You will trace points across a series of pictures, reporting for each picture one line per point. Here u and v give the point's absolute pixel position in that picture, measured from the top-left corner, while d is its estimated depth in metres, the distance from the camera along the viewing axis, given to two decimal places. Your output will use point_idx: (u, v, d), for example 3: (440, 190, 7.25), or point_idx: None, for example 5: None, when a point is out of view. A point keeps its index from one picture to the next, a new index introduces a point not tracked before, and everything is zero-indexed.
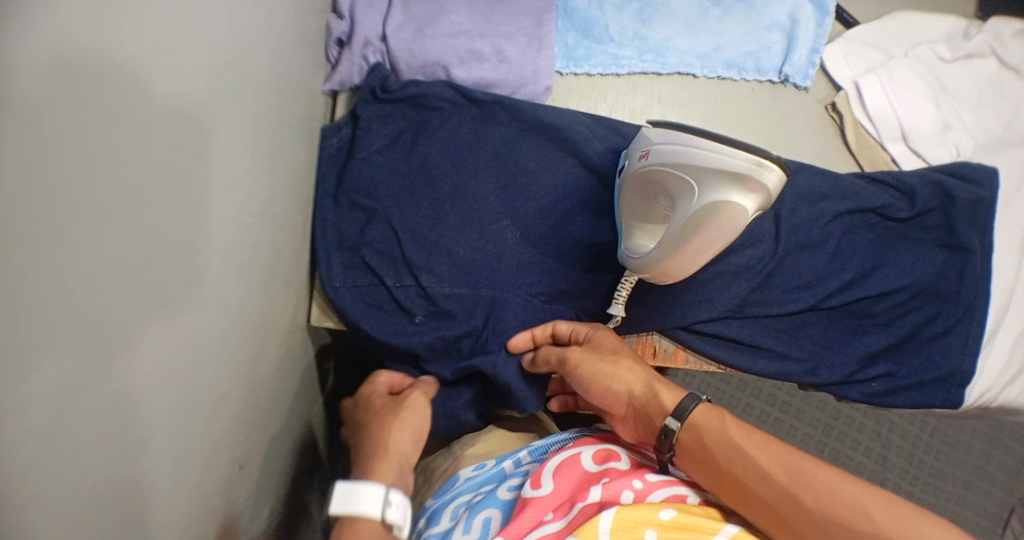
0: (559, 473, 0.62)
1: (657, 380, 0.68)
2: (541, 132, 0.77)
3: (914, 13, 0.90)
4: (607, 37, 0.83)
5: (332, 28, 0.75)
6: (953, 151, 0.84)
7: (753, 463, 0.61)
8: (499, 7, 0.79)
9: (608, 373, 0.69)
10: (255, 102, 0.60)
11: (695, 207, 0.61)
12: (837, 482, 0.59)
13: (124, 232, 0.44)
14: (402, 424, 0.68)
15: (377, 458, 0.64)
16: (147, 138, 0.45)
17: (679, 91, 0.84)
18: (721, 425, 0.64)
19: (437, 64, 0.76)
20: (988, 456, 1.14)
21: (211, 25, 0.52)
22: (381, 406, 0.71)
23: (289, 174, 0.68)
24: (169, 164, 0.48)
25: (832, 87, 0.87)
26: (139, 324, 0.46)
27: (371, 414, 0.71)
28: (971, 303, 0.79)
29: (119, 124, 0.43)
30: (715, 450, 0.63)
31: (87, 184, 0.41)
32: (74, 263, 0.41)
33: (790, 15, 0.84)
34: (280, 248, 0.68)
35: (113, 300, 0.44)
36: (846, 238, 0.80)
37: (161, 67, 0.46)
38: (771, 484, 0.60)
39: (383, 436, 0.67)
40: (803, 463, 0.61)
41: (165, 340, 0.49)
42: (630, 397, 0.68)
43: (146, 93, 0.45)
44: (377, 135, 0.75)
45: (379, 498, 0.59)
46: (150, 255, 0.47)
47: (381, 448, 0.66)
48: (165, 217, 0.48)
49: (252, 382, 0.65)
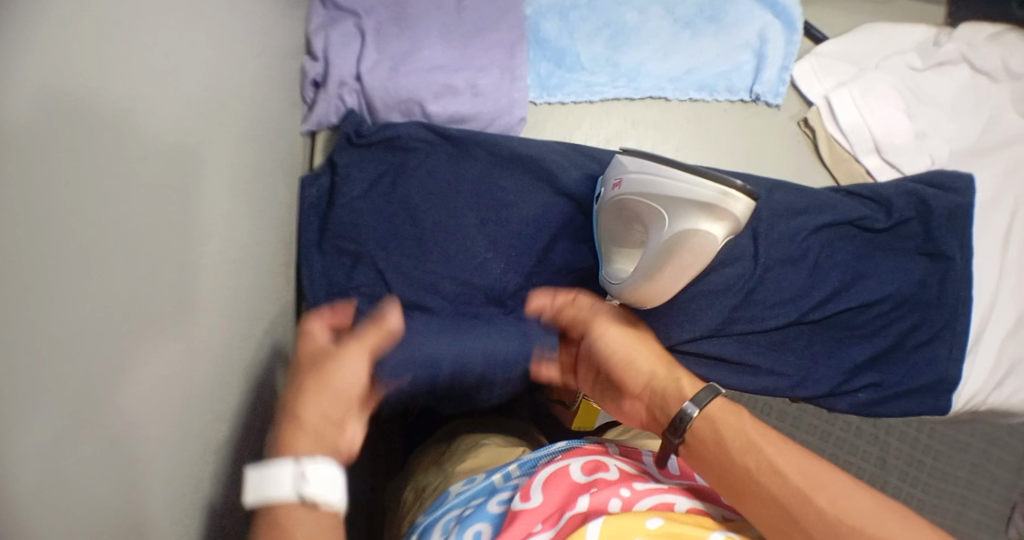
0: (548, 485, 0.59)
1: (680, 369, 0.70)
2: (518, 164, 0.78)
3: (885, 25, 0.91)
4: (580, 65, 0.84)
5: (307, 70, 0.76)
6: (929, 160, 0.85)
7: (768, 459, 0.59)
8: (472, 40, 0.79)
9: (635, 348, 0.71)
10: (235, 146, 0.61)
11: (666, 235, 0.62)
12: (853, 489, 0.57)
13: (110, 294, 0.44)
14: (320, 387, 0.56)
15: (289, 427, 0.54)
16: (126, 201, 0.46)
17: (653, 115, 0.86)
18: (736, 418, 0.63)
19: (412, 100, 0.77)
20: (988, 454, 1.14)
21: (182, 83, 0.52)
22: (311, 359, 0.60)
23: (269, 217, 0.69)
24: (150, 222, 0.49)
25: (805, 104, 0.90)
26: (134, 375, 0.47)
27: (299, 367, 0.60)
28: (954, 309, 0.80)
29: (100, 194, 0.43)
30: (730, 444, 0.61)
31: (78, 242, 0.42)
32: (73, 323, 0.41)
33: (759, 33, 0.85)
34: (264, 293, 0.69)
35: (104, 360, 0.44)
36: (826, 251, 0.80)
37: (136, 129, 0.46)
38: (783, 482, 0.57)
39: (299, 401, 0.56)
40: (819, 468, 0.59)
41: (158, 388, 0.50)
42: (650, 378, 0.69)
43: (124, 157, 0.46)
44: (357, 180, 0.76)
45: (291, 480, 0.50)
46: (136, 314, 0.47)
47: (293, 418, 0.54)
48: (148, 276, 0.48)
49: (245, 428, 0.65)
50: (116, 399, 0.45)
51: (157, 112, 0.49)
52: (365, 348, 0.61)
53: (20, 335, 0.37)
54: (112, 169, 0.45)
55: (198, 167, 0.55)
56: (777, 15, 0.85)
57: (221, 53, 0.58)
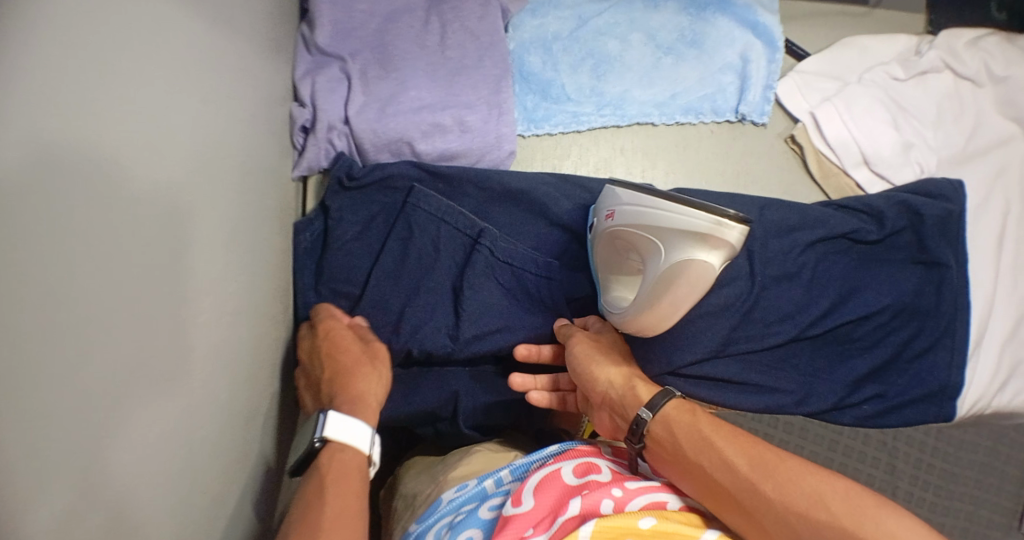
0: (541, 490, 0.59)
1: (638, 377, 0.70)
2: (510, 198, 0.78)
3: (865, 38, 0.92)
4: (565, 96, 0.84)
5: (295, 116, 0.76)
6: (917, 169, 0.87)
7: (720, 453, 0.60)
8: (458, 77, 0.79)
9: (596, 363, 0.71)
10: (228, 198, 0.62)
11: (660, 267, 0.63)
12: (798, 472, 0.58)
13: (107, 363, 0.45)
14: (380, 379, 0.69)
15: (356, 404, 0.65)
16: (122, 266, 0.46)
17: (641, 141, 0.88)
18: (691, 418, 0.65)
19: (402, 140, 0.78)
20: (996, 453, 1.14)
21: (171, 143, 0.52)
22: (354, 351, 0.70)
23: (265, 266, 0.69)
24: (145, 283, 0.49)
25: (790, 120, 0.92)
26: (136, 441, 0.47)
27: (332, 354, 0.69)
28: (953, 315, 0.80)
29: (94, 263, 0.44)
30: (682, 442, 0.63)
31: (77, 311, 0.42)
32: (74, 390, 0.42)
33: (741, 54, 0.86)
34: (264, 341, 0.69)
35: (104, 428, 0.44)
36: (821, 266, 0.81)
37: (126, 195, 0.47)
38: (734, 473, 0.59)
39: (361, 385, 0.67)
40: (768, 455, 0.60)
41: (161, 446, 0.50)
42: (610, 389, 0.70)
43: (118, 224, 0.46)
44: (350, 223, 0.76)
45: (367, 437, 0.63)
46: (134, 378, 0.47)
47: (356, 394, 0.66)
48: (146, 337, 0.49)
49: (244, 476, 0.65)
50: (114, 464, 0.45)
51: (149, 178, 0.49)
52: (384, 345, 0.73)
53: (17, 405, 0.38)
54: (106, 238, 0.45)
55: (191, 225, 0.55)
56: (757, 36, 0.86)
57: (209, 110, 0.59)
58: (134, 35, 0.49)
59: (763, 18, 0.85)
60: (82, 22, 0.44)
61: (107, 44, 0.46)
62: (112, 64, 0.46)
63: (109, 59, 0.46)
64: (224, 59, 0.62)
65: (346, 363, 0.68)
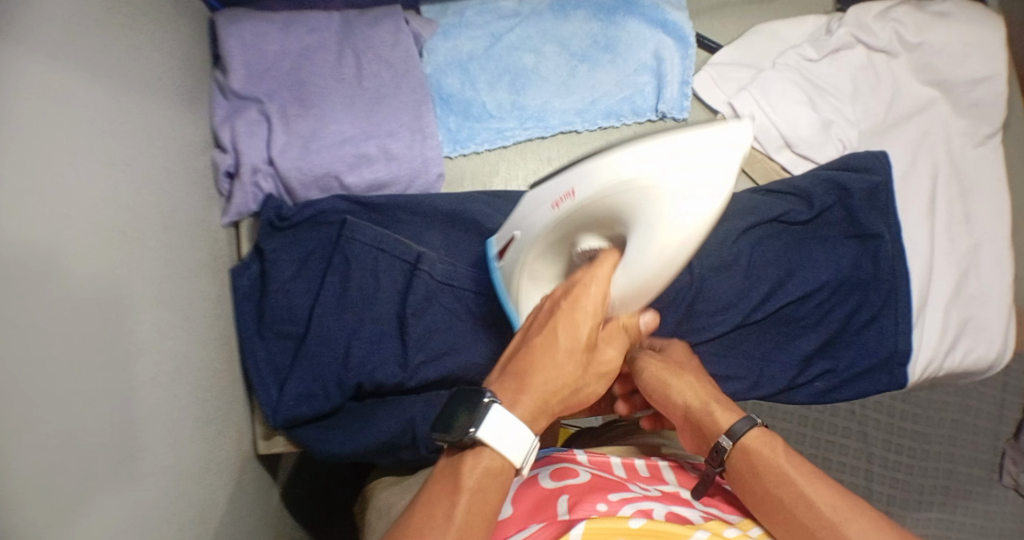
0: (518, 499, 0.62)
1: (715, 400, 0.68)
2: (444, 219, 0.79)
3: (774, 24, 0.95)
4: (486, 113, 0.86)
5: (218, 162, 0.76)
6: (839, 145, 0.89)
7: (800, 490, 0.60)
8: (378, 106, 0.81)
9: (675, 384, 0.70)
10: (162, 254, 0.62)
11: (683, 198, 0.56)
12: (878, 518, 0.58)
13: (52, 432, 0.44)
14: (578, 382, 0.59)
15: (533, 398, 0.56)
16: (55, 336, 0.46)
17: (567, 149, 0.89)
18: (773, 454, 0.63)
19: (328, 174, 0.79)
20: (966, 409, 1.13)
21: (94, 205, 0.52)
22: (584, 339, 0.58)
23: (204, 316, 0.69)
24: (82, 348, 0.49)
25: (711, 112, 0.93)
26: (90, 503, 0.47)
27: (559, 325, 0.58)
28: (892, 284, 0.81)
29: (29, 334, 0.43)
30: (762, 473, 0.62)
31: (26, 384, 0.42)
32: (27, 466, 0.41)
33: (654, 54, 0.89)
34: (212, 392, 0.68)
35: (56, 496, 0.44)
36: (757, 251, 0.82)
37: (57, 262, 0.47)
38: (815, 513, 0.59)
39: (546, 378, 0.57)
40: (849, 497, 0.60)
41: (117, 506, 0.50)
42: (688, 411, 0.68)
43: (52, 292, 0.46)
44: (286, 263, 0.76)
45: (522, 448, 0.55)
46: (81, 442, 0.47)
47: (543, 385, 0.57)
48: (88, 400, 0.48)
49: (207, 529, 0.64)
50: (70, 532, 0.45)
51: (76, 242, 0.49)
52: (622, 342, 0.62)
53: None
54: (40, 306, 0.45)
55: (124, 284, 0.55)
56: (668, 33, 0.89)
57: (130, 165, 0.59)
58: (54, 106, 0.49)
59: (671, 15, 0.88)
60: (8, 99, 0.44)
61: (31, 117, 0.47)
62: (35, 135, 0.47)
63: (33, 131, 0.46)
64: (144, 116, 0.62)
65: (567, 345, 0.57)
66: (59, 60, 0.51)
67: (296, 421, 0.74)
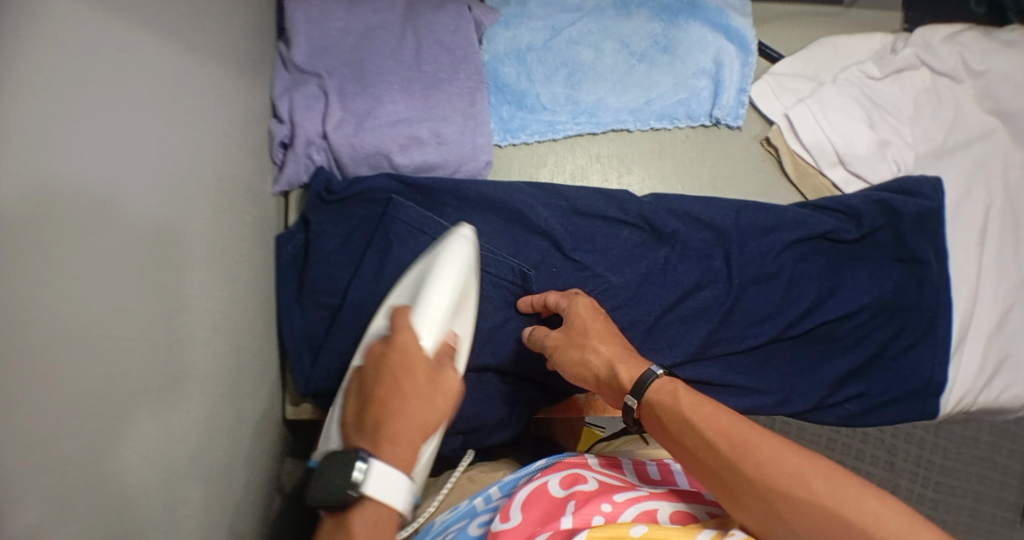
0: (529, 504, 0.59)
1: (619, 359, 0.64)
2: (486, 207, 0.79)
3: (838, 37, 0.94)
4: (539, 105, 0.86)
5: (275, 132, 0.77)
6: (892, 167, 0.88)
7: (698, 430, 0.56)
8: (434, 90, 0.81)
9: (578, 355, 0.66)
10: (214, 212, 0.63)
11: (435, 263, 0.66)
12: (777, 451, 0.53)
13: (92, 372, 0.45)
14: (430, 414, 0.58)
15: (389, 438, 0.57)
16: (107, 280, 0.47)
17: (616, 148, 0.90)
18: (673, 400, 0.59)
19: (380, 153, 0.80)
20: (997, 448, 1.10)
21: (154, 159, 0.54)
22: (416, 378, 0.59)
23: (248, 279, 0.70)
24: (133, 296, 0.50)
25: (766, 122, 0.92)
26: (124, 444, 0.48)
27: (389, 372, 0.59)
28: (933, 312, 0.80)
29: (80, 275, 0.45)
30: (665, 420, 0.59)
31: (71, 320, 0.44)
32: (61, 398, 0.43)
33: (714, 59, 0.89)
34: (249, 353, 0.70)
35: (88, 435, 0.45)
36: (798, 267, 0.81)
37: (115, 210, 0.48)
38: (714, 454, 0.55)
39: (394, 417, 0.57)
40: (749, 432, 0.55)
41: (150, 448, 0.51)
42: (598, 378, 0.65)
43: (108, 238, 0.48)
44: (331, 235, 0.77)
45: (397, 492, 0.56)
46: (120, 386, 0.48)
47: (394, 425, 0.57)
48: (130, 347, 0.50)
49: (233, 486, 0.65)
50: (108, 475, 0.46)
51: (135, 193, 0.51)
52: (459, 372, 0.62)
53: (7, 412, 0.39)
54: (93, 248, 0.46)
55: (175, 238, 0.56)
56: (730, 39, 0.89)
57: (190, 124, 0.60)
58: (124, 65, 0.51)
59: (734, 21, 0.88)
60: (77, 50, 0.46)
61: (99, 68, 0.48)
62: (100, 87, 0.48)
63: (98, 86, 0.48)
64: (206, 77, 0.63)
65: (400, 387, 0.58)
66: (133, 16, 0.53)
67: (321, 390, 0.76)
